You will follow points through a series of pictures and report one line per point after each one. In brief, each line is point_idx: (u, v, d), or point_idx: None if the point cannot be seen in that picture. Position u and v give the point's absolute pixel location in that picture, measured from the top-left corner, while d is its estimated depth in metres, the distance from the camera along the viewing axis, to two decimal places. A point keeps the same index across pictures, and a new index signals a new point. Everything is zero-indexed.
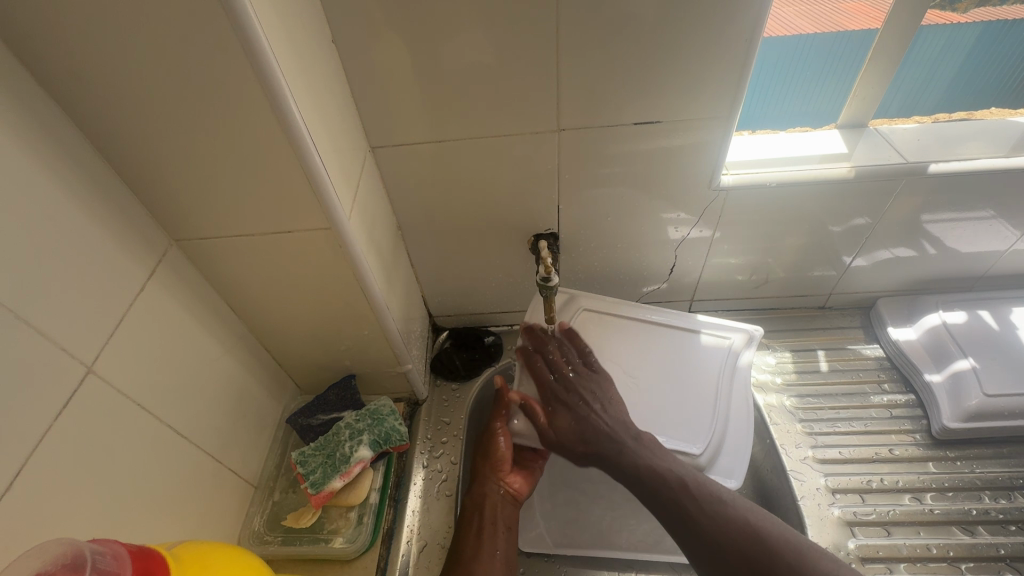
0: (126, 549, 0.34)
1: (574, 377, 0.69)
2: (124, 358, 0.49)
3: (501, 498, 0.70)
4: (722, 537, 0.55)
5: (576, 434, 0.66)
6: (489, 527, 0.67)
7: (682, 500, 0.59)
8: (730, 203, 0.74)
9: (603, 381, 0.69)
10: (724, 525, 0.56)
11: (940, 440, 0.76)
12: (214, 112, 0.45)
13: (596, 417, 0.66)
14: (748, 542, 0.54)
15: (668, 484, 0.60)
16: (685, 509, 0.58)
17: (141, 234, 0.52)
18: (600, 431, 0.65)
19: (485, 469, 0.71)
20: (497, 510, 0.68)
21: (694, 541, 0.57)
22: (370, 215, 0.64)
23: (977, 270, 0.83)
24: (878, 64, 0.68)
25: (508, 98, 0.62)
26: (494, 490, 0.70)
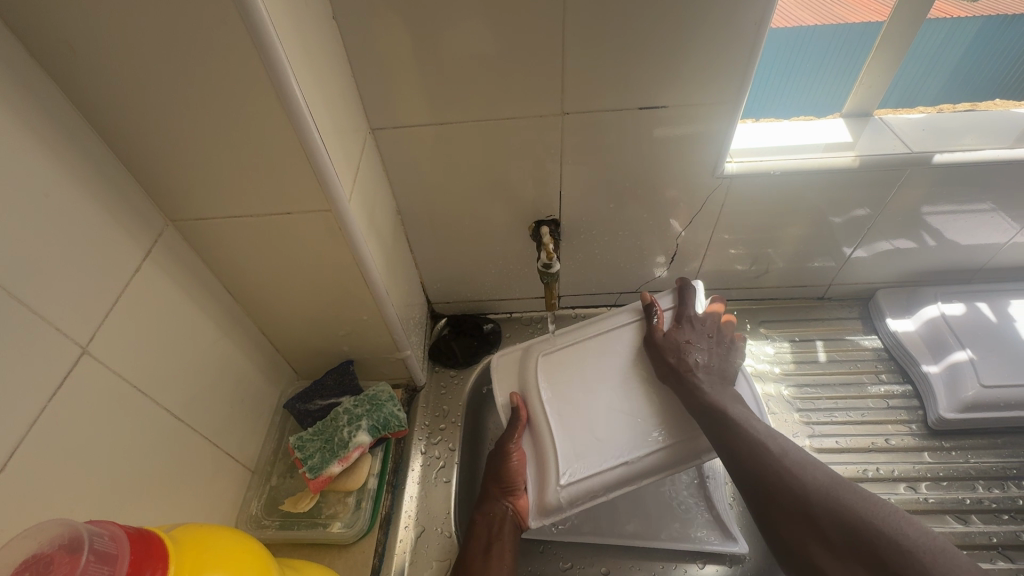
0: (124, 530, 0.34)
1: (701, 317, 0.72)
2: (119, 339, 0.48)
3: (507, 518, 0.65)
4: (803, 487, 0.54)
5: (671, 346, 0.68)
6: (497, 542, 0.64)
7: (765, 446, 0.58)
8: (732, 191, 0.73)
9: (719, 332, 0.71)
10: (808, 474, 0.55)
11: (936, 430, 0.76)
12: (211, 88, 0.44)
13: (695, 349, 0.68)
14: (828, 505, 0.51)
15: (744, 445, 0.58)
16: (767, 454, 0.58)
17: (136, 213, 0.51)
18: (694, 360, 0.66)
19: (498, 483, 0.67)
20: (505, 530, 0.64)
21: (762, 480, 0.56)
22: (370, 198, 0.63)
23: (976, 263, 0.83)
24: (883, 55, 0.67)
25: (513, 81, 0.61)
26: (501, 507, 0.66)
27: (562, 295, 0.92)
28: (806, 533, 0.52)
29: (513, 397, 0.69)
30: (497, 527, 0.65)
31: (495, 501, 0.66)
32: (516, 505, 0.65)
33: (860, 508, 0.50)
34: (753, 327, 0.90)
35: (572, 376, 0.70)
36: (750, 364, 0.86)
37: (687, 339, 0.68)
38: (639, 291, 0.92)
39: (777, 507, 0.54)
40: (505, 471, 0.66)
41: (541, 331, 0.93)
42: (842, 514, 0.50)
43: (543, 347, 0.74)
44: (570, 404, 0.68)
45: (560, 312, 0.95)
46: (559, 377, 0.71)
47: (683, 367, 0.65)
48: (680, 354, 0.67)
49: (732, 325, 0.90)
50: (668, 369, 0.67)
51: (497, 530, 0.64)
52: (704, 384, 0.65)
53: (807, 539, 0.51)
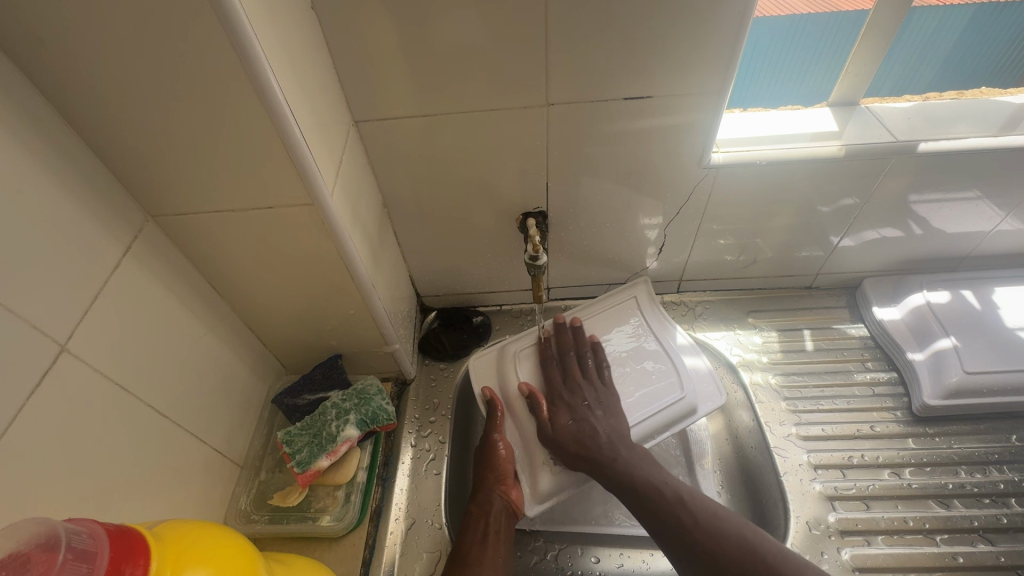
0: (102, 527, 0.34)
1: (578, 389, 0.69)
2: (100, 337, 0.48)
3: (501, 510, 0.65)
4: (719, 549, 0.55)
5: (571, 435, 0.65)
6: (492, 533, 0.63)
7: (676, 513, 0.59)
8: (719, 181, 0.73)
9: (612, 398, 0.68)
10: (722, 539, 0.56)
11: (920, 417, 0.77)
12: (186, 81, 0.43)
13: (595, 422, 0.65)
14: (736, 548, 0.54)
15: (657, 496, 0.60)
16: (676, 523, 0.58)
17: (115, 208, 0.50)
18: (601, 437, 0.64)
19: (492, 473, 0.67)
20: (500, 523, 0.64)
21: (678, 541, 0.57)
22: (354, 191, 0.63)
23: (961, 251, 0.84)
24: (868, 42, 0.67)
25: (497, 72, 0.60)
26: (496, 500, 0.65)
27: (552, 287, 0.92)
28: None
29: (487, 391, 0.72)
30: (490, 520, 0.64)
31: (489, 491, 0.66)
32: (508, 494, 0.65)
33: None
34: (741, 316, 0.90)
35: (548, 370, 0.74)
36: (738, 354, 0.86)
37: (581, 415, 0.66)
38: (629, 282, 0.92)
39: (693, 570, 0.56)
40: (493, 461, 0.67)
41: (531, 322, 0.93)
42: None
43: (515, 346, 0.77)
44: (548, 399, 0.71)
45: (550, 304, 0.95)
46: (536, 372, 0.74)
47: (584, 451, 0.64)
48: (580, 440, 0.64)
49: (720, 316, 0.91)
50: (574, 457, 0.64)
51: (491, 522, 0.64)
52: (612, 458, 0.63)
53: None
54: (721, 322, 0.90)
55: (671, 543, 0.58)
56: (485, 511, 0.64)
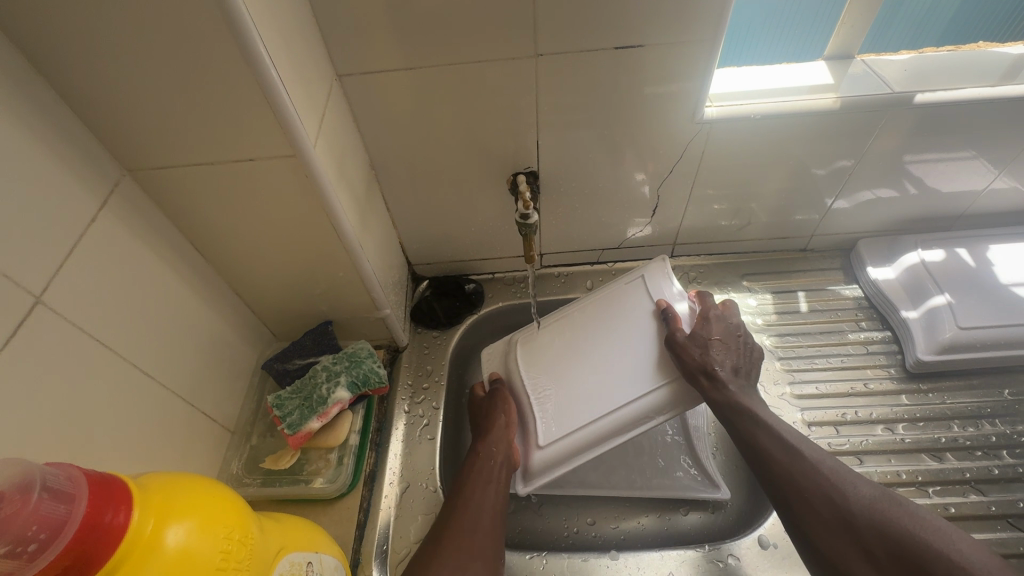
0: (83, 472, 0.33)
1: (711, 327, 0.66)
2: (77, 292, 0.46)
3: (503, 464, 0.64)
4: (848, 493, 0.54)
5: (697, 344, 0.64)
6: (491, 482, 0.63)
7: (797, 452, 0.58)
8: (712, 138, 0.71)
9: (735, 346, 0.67)
10: (852, 483, 0.54)
11: (913, 373, 0.77)
12: (154, 18, 0.41)
13: (719, 353, 0.64)
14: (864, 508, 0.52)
15: (768, 451, 0.59)
16: (798, 463, 0.57)
17: (88, 161, 0.48)
18: (716, 366, 0.63)
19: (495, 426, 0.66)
20: (497, 479, 0.63)
21: (798, 484, 0.56)
22: (338, 148, 0.61)
23: (956, 209, 0.83)
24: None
25: (484, 20, 0.58)
26: (502, 449, 0.65)
27: (544, 253, 0.91)
28: (842, 537, 0.52)
29: (495, 372, 0.73)
30: (488, 470, 0.63)
31: (493, 443, 0.65)
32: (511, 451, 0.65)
33: (904, 519, 0.51)
34: (736, 280, 0.89)
35: (550, 352, 0.71)
36: None
37: (713, 344, 0.64)
38: (622, 248, 0.91)
39: (808, 506, 0.55)
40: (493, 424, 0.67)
41: (523, 290, 0.92)
42: (888, 526, 0.51)
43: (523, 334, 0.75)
44: (547, 380, 0.69)
45: (543, 271, 0.94)
46: (537, 355, 0.72)
47: (708, 367, 0.62)
48: (705, 355, 0.63)
49: (714, 279, 0.90)
50: (697, 369, 0.62)
51: (488, 472, 0.63)
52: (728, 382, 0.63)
53: (843, 544, 0.52)
54: (715, 286, 0.89)
55: (787, 486, 0.57)
56: (484, 461, 0.64)
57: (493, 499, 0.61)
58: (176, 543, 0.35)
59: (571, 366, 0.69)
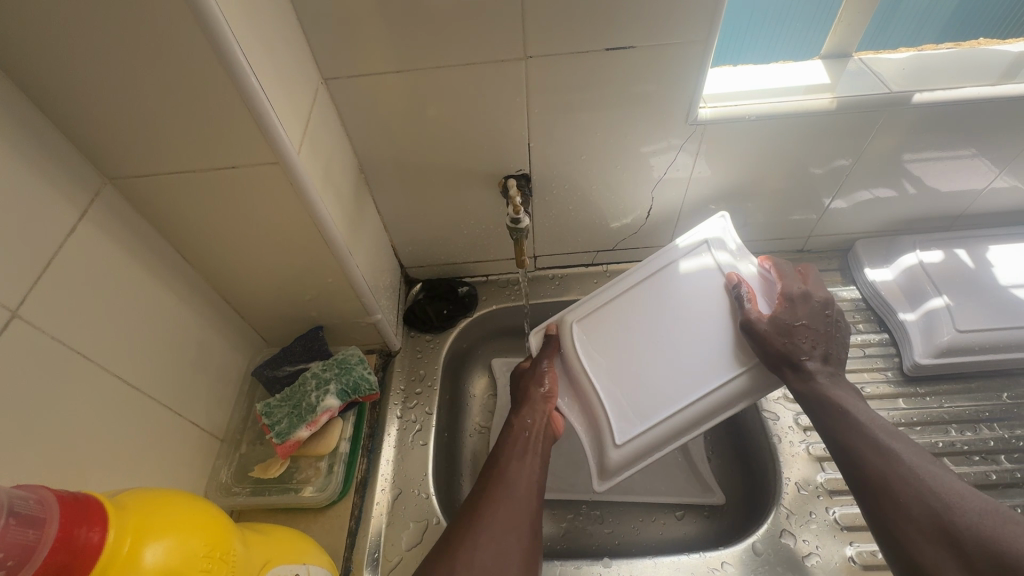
0: (54, 494, 0.32)
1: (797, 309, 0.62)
2: (56, 304, 0.46)
3: (541, 431, 0.65)
4: (950, 507, 0.48)
5: (781, 333, 0.60)
6: (531, 454, 0.63)
7: (890, 454, 0.53)
8: (707, 140, 0.70)
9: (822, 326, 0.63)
10: (957, 498, 0.48)
11: (911, 376, 0.76)
12: (128, 23, 0.40)
13: (802, 338, 0.61)
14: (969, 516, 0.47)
15: (850, 450, 0.56)
16: (891, 466, 0.53)
17: (67, 170, 0.47)
18: (805, 355, 0.60)
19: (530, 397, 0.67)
20: (534, 446, 0.64)
21: (888, 489, 0.52)
22: (325, 152, 0.60)
23: (954, 210, 0.82)
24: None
25: (471, 22, 0.57)
26: (539, 418, 0.66)
27: (538, 256, 0.90)
28: (938, 546, 0.47)
29: (550, 327, 0.72)
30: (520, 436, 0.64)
31: (533, 412, 0.66)
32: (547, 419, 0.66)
33: (1023, 543, 0.44)
34: None
35: (614, 335, 0.68)
36: None
37: (796, 328, 0.60)
38: (616, 250, 0.90)
39: (897, 512, 0.50)
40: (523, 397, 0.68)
41: (516, 293, 0.91)
42: (991, 545, 0.45)
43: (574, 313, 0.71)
44: (617, 368, 0.66)
45: (537, 273, 0.93)
46: (600, 337, 0.68)
47: (793, 356, 0.59)
48: (789, 343, 0.59)
49: None
50: (780, 358, 0.59)
51: (525, 440, 0.64)
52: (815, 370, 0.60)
53: (937, 552, 0.47)
54: None
55: (876, 491, 0.53)
56: (521, 432, 0.65)
57: (533, 469, 0.61)
58: (155, 562, 0.34)
59: (643, 353, 0.66)
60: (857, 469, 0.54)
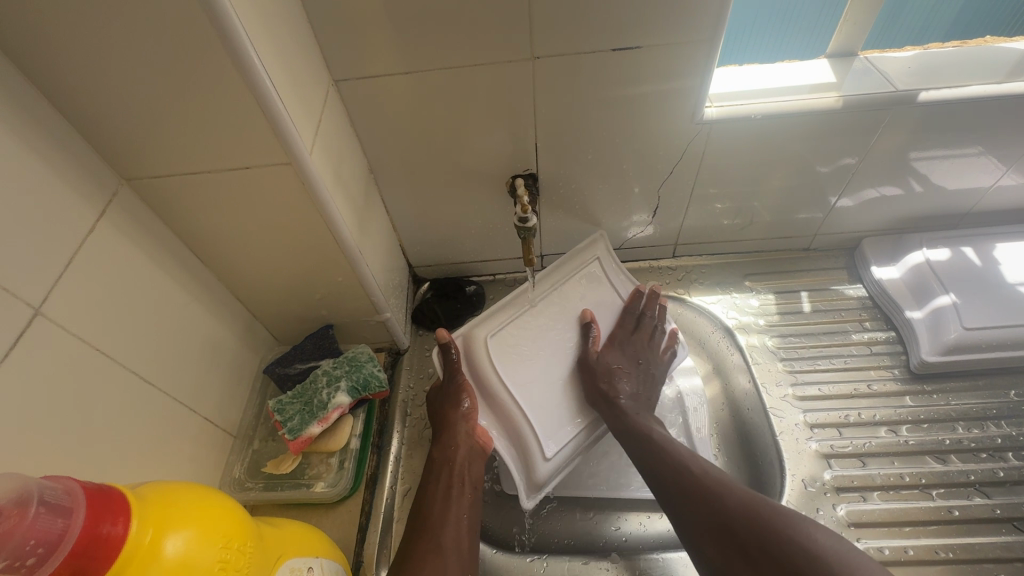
0: (81, 485, 0.33)
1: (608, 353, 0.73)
2: (76, 301, 0.47)
3: (468, 458, 0.65)
4: (721, 501, 0.55)
5: (603, 368, 0.71)
6: (456, 484, 0.63)
7: (688, 464, 0.61)
8: (713, 139, 0.71)
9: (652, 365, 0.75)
10: (726, 490, 0.56)
11: (918, 374, 0.76)
12: (146, 29, 0.41)
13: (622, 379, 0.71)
14: (743, 507, 0.54)
15: (675, 459, 0.62)
16: (685, 471, 0.60)
17: (86, 171, 0.48)
18: (621, 388, 0.70)
19: (450, 421, 0.66)
20: (464, 480, 0.64)
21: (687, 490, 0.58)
22: (335, 153, 0.61)
23: (962, 208, 0.82)
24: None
25: (480, 24, 0.58)
26: (463, 443, 0.65)
27: (545, 254, 0.91)
28: (724, 540, 0.53)
29: (442, 334, 0.69)
30: (455, 468, 0.64)
31: (454, 439, 0.65)
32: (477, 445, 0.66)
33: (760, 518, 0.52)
34: (738, 280, 0.89)
35: (522, 350, 0.71)
36: (735, 317, 0.85)
37: (619, 369, 0.71)
38: (623, 248, 0.90)
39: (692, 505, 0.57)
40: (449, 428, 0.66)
41: None
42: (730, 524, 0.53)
43: (483, 328, 0.71)
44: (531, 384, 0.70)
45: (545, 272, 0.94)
46: (509, 351, 0.70)
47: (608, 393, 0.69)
48: (610, 382, 0.70)
49: (717, 279, 0.89)
50: (596, 396, 0.69)
51: (455, 475, 0.63)
52: (634, 411, 0.68)
53: (728, 545, 0.53)
54: (717, 286, 0.88)
55: (675, 493, 0.59)
56: (449, 465, 0.64)
57: (459, 510, 0.61)
58: (176, 552, 0.35)
59: (547, 369, 0.72)
60: (660, 474, 0.62)
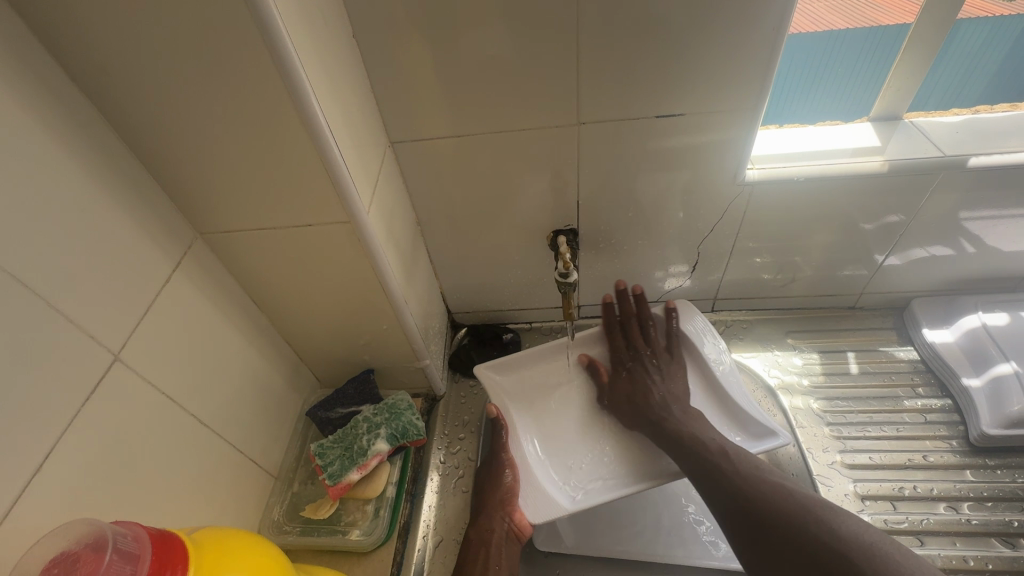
0: (147, 531, 0.35)
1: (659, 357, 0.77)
2: (150, 347, 0.50)
3: (502, 536, 0.64)
4: (790, 511, 0.53)
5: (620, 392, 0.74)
6: (493, 563, 0.63)
7: (740, 484, 0.58)
8: (754, 198, 0.71)
9: (675, 366, 0.76)
10: (790, 498, 0.54)
11: (979, 447, 0.72)
12: (235, 106, 0.46)
13: (655, 386, 0.73)
14: (839, 544, 0.49)
15: (735, 469, 0.59)
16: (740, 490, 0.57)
17: (169, 227, 0.53)
18: (654, 395, 0.72)
19: (493, 501, 0.66)
20: (501, 548, 0.64)
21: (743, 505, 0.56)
22: (389, 209, 0.65)
23: (1020, 271, 0.79)
24: (928, 34, 0.63)
25: (528, 92, 0.61)
26: (499, 525, 0.65)
27: (582, 304, 0.92)
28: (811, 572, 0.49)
29: (490, 411, 0.72)
30: (492, 547, 0.63)
31: (490, 518, 0.65)
32: (513, 519, 0.65)
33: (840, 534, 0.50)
34: (780, 337, 0.87)
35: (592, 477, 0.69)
36: (777, 376, 0.83)
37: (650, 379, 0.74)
38: (661, 301, 0.90)
39: (764, 527, 0.54)
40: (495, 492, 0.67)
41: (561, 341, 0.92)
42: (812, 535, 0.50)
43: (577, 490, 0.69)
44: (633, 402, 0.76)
45: (580, 322, 0.95)
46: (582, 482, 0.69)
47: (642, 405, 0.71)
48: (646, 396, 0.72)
49: (757, 335, 0.88)
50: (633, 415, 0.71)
51: (492, 551, 0.63)
52: (669, 413, 0.69)
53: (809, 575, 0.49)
54: (758, 343, 0.87)
55: (734, 505, 0.57)
56: (486, 541, 0.64)
57: None
58: None
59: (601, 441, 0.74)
60: (746, 503, 0.56)
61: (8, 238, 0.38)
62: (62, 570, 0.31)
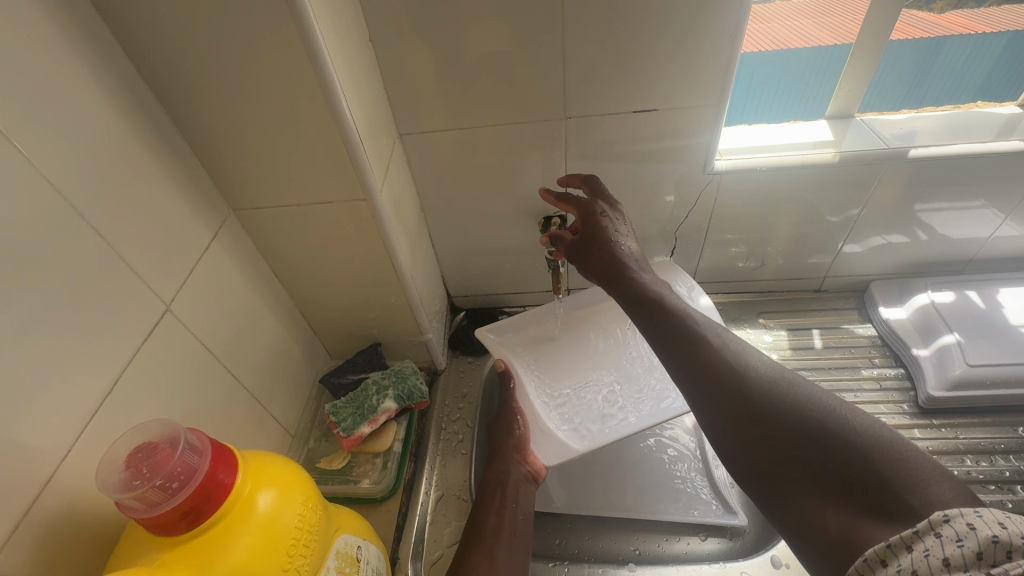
0: (214, 440, 0.43)
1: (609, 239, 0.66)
2: (192, 302, 0.58)
3: (521, 478, 0.70)
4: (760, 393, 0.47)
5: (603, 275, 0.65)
6: (511, 502, 0.68)
7: (734, 390, 0.48)
8: (723, 187, 0.80)
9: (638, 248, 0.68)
10: (754, 372, 0.49)
11: (927, 409, 0.80)
12: (272, 93, 0.54)
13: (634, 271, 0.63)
14: (810, 423, 0.43)
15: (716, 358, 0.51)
16: (741, 395, 0.47)
17: (208, 200, 0.61)
18: (627, 254, 0.65)
19: (507, 449, 0.73)
20: (519, 489, 0.69)
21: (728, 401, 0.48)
22: (398, 193, 0.73)
23: (965, 255, 0.88)
24: (874, 42, 0.72)
25: (523, 88, 0.70)
26: (516, 469, 0.71)
27: (572, 289, 0.99)
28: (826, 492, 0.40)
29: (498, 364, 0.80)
30: (508, 487, 0.69)
31: (507, 463, 0.71)
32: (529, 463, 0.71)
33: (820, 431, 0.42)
34: (752, 317, 0.95)
35: (590, 413, 0.74)
36: None
37: (622, 250, 0.65)
38: None
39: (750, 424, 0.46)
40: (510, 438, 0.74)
41: None
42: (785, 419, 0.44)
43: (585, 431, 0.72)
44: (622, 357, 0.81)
45: None
46: (582, 419, 0.74)
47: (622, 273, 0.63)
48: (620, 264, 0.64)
49: (732, 316, 0.96)
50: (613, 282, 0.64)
51: (509, 491, 0.69)
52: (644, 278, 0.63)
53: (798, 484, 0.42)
54: (733, 323, 0.95)
55: (727, 401, 0.48)
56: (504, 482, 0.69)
57: (513, 515, 0.67)
58: (264, 509, 0.43)
59: (596, 387, 0.78)
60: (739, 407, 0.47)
61: (88, 197, 0.46)
62: (145, 454, 0.40)
